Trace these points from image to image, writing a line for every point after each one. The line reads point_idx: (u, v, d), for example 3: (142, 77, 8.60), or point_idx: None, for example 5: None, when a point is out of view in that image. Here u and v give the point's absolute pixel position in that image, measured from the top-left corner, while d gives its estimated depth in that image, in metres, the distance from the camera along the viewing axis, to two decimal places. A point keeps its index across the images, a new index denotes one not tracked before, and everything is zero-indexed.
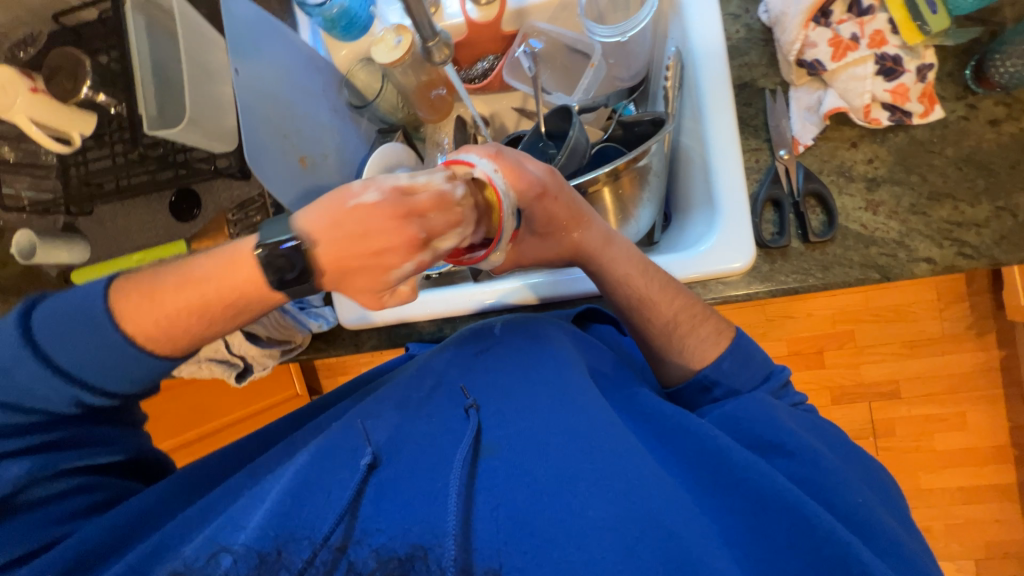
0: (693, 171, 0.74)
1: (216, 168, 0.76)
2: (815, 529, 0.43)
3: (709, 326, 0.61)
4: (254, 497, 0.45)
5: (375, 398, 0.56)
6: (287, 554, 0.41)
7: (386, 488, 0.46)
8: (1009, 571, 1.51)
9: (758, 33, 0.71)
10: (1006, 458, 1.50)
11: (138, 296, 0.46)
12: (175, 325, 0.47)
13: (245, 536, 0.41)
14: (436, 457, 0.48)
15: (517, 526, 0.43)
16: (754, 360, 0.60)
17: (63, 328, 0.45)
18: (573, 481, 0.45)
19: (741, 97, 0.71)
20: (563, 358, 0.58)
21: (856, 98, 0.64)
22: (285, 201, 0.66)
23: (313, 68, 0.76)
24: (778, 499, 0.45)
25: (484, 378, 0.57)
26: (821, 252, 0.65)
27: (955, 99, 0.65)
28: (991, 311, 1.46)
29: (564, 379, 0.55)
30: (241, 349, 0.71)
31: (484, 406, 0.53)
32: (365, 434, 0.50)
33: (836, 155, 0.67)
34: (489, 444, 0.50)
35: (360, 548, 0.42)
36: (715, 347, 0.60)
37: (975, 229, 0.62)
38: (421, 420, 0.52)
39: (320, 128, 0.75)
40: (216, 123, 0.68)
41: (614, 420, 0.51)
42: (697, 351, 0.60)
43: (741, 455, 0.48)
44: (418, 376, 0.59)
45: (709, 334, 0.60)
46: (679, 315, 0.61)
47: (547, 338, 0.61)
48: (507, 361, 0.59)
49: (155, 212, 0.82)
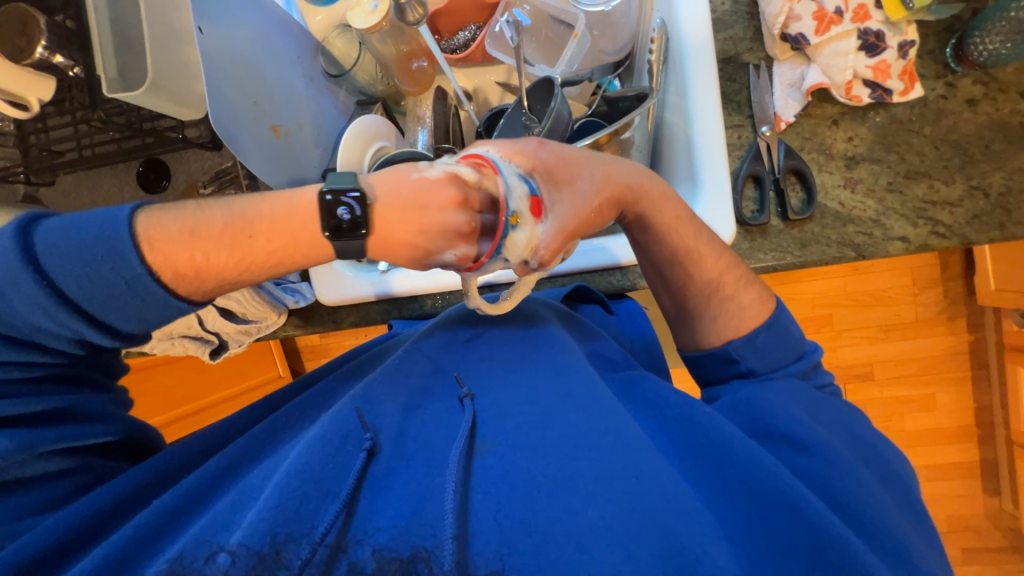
0: (675, 147, 0.73)
1: (184, 137, 0.74)
2: (817, 534, 0.43)
3: (752, 295, 0.61)
4: (244, 496, 0.44)
5: (367, 381, 0.55)
6: (287, 553, 0.39)
7: (383, 482, 0.46)
8: (969, 542, 1.59)
9: (744, 6, 0.70)
10: (970, 438, 1.57)
11: (179, 226, 0.41)
12: (190, 256, 0.41)
13: (241, 536, 0.39)
14: (435, 447, 0.49)
15: (518, 529, 0.42)
16: (786, 332, 0.60)
17: (71, 250, 0.39)
18: (572, 479, 0.46)
19: (724, 71, 0.70)
20: (563, 349, 0.61)
21: (838, 74, 0.63)
22: (256, 170, 0.63)
23: (285, 32, 0.73)
24: (775, 500, 0.46)
25: (480, 368, 0.59)
26: (799, 230, 0.66)
27: (936, 78, 0.65)
28: (963, 296, 1.51)
29: (565, 376, 0.57)
30: (217, 325, 0.68)
31: (478, 396, 0.55)
32: (362, 419, 0.50)
33: (817, 133, 0.67)
34: (481, 435, 0.50)
35: (360, 548, 0.41)
36: (726, 297, 0.61)
37: (948, 208, 0.63)
38: (418, 404, 0.54)
39: (294, 96, 0.73)
40: (183, 88, 0.64)
41: (617, 414, 0.53)
42: (731, 322, 0.61)
43: (746, 448, 0.50)
44: (410, 354, 0.60)
45: (718, 282, 0.60)
46: (724, 275, 0.61)
47: (541, 324, 0.65)
48: (500, 352, 0.61)
49: (122, 183, 0.79)
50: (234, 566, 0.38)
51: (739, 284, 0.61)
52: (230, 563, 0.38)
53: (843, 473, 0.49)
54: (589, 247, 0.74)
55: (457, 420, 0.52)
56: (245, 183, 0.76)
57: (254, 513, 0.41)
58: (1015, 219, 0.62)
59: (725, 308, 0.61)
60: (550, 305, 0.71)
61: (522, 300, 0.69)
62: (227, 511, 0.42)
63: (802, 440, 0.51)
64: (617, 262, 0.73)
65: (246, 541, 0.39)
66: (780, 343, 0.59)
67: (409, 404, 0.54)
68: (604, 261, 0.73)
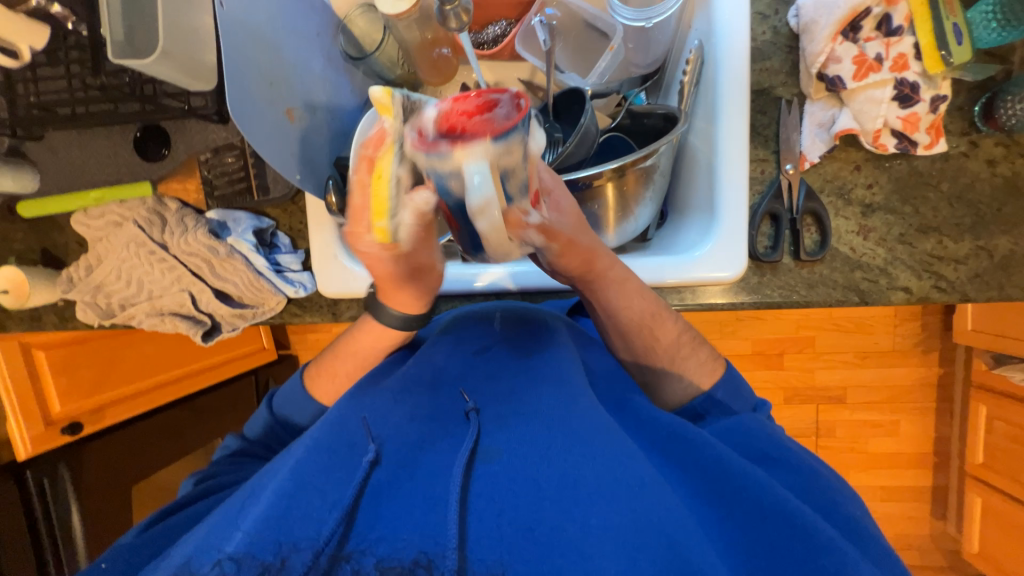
0: (697, 174, 0.72)
1: (188, 108, 0.67)
2: (809, 540, 0.44)
3: (705, 351, 0.63)
4: (249, 500, 0.46)
5: (368, 389, 0.57)
6: (290, 561, 0.40)
7: (386, 491, 0.46)
8: (910, 560, 1.69)
9: (784, 38, 0.68)
10: (925, 464, 1.65)
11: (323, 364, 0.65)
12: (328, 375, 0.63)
13: (243, 541, 0.41)
14: (436, 458, 0.49)
15: (519, 539, 0.42)
16: (740, 388, 0.62)
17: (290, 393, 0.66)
18: (574, 486, 0.46)
19: (756, 103, 0.69)
20: (563, 354, 0.60)
21: (869, 121, 0.63)
22: (265, 152, 0.60)
23: (307, 8, 0.69)
24: (777, 509, 0.46)
25: (483, 385, 0.58)
26: (808, 271, 0.67)
27: (960, 135, 0.65)
28: (939, 331, 1.57)
29: (567, 382, 0.56)
30: (210, 307, 0.74)
31: (484, 410, 0.54)
32: (368, 430, 0.51)
33: (838, 177, 0.67)
34: (487, 445, 0.50)
35: (364, 558, 0.41)
36: (686, 357, 0.62)
37: (954, 264, 0.65)
38: (421, 417, 0.53)
39: (312, 78, 0.69)
40: (193, 59, 0.60)
41: (608, 422, 0.52)
42: (694, 377, 0.62)
43: (738, 462, 0.50)
44: (419, 368, 0.59)
45: (677, 345, 0.62)
46: (682, 337, 0.62)
47: (551, 335, 0.64)
48: (504, 367, 0.60)
49: (116, 146, 0.73)
50: (240, 570, 0.39)
51: (696, 343, 0.63)
52: (234, 569, 0.39)
53: (823, 487, 0.51)
54: None
55: (461, 436, 0.51)
56: (251, 159, 0.73)
57: (253, 519, 0.42)
58: (1012, 281, 0.65)
59: (688, 366, 0.62)
60: (557, 317, 0.69)
61: (529, 312, 0.68)
62: (233, 513, 0.45)
63: (775, 455, 0.53)
64: None
65: (250, 548, 0.40)
66: (739, 398, 0.61)
67: (414, 412, 0.54)
68: None
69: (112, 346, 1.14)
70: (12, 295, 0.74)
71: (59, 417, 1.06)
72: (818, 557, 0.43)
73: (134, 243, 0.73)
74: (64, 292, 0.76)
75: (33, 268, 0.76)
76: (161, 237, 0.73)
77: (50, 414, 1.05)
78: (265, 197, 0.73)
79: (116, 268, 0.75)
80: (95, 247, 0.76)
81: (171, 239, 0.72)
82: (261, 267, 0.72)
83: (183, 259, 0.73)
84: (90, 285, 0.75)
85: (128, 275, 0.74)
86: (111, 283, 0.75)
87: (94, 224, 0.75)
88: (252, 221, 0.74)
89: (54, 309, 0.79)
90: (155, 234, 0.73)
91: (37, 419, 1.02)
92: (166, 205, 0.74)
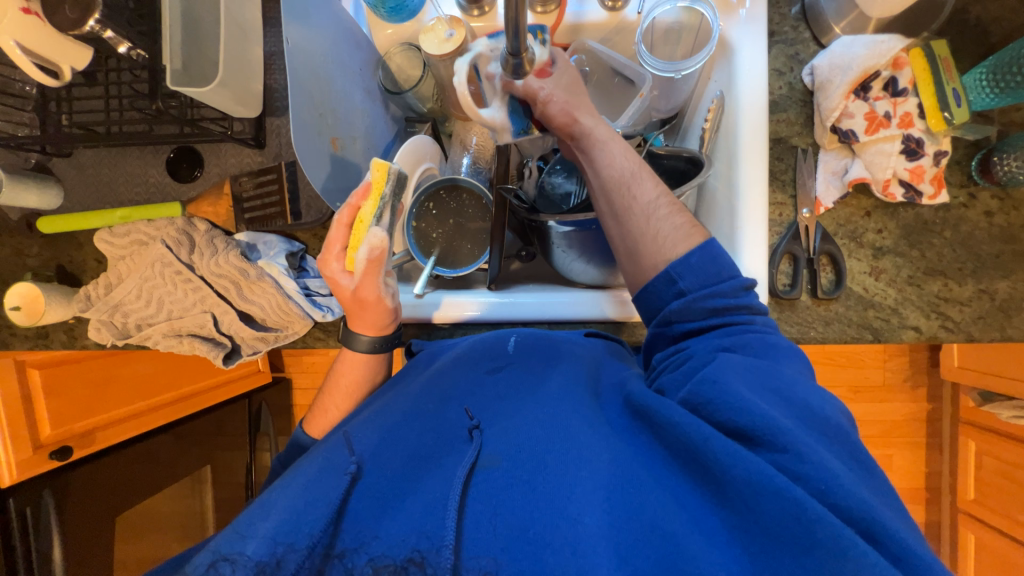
0: (716, 212, 0.76)
1: (228, 132, 0.70)
2: (810, 526, 0.38)
3: (687, 218, 0.55)
4: (256, 506, 0.48)
5: (374, 409, 0.58)
6: (286, 561, 0.42)
7: (374, 499, 0.47)
8: None
9: (799, 93, 0.73)
10: (918, 499, 1.68)
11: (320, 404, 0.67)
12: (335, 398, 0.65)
13: (242, 546, 0.43)
14: (438, 471, 0.48)
15: (510, 536, 0.42)
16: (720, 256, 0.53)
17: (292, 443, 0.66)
18: (572, 489, 0.44)
19: (774, 151, 0.74)
20: (573, 372, 0.58)
21: (879, 171, 0.68)
22: (313, 177, 0.62)
23: (353, 45, 0.72)
24: (769, 491, 0.40)
25: (494, 404, 0.55)
26: (825, 309, 0.70)
27: (959, 187, 0.71)
28: (926, 367, 1.62)
29: (573, 395, 0.54)
30: (232, 329, 0.73)
31: (486, 427, 0.51)
32: (351, 446, 0.51)
33: (851, 222, 0.71)
34: (487, 452, 0.48)
35: (359, 555, 0.43)
36: (660, 217, 0.55)
37: (958, 306, 0.69)
38: (425, 433, 0.52)
39: (353, 110, 0.71)
40: (243, 87, 0.63)
41: (608, 434, 0.50)
42: (674, 242, 0.54)
43: (698, 429, 0.44)
44: (429, 387, 0.58)
45: (655, 204, 0.55)
46: (662, 199, 0.56)
47: (567, 354, 0.63)
48: (517, 387, 0.58)
49: (147, 166, 0.75)
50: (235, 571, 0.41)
51: None
52: (230, 569, 0.41)
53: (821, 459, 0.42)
54: (585, 298, 0.74)
55: (460, 453, 0.49)
56: (287, 181, 0.72)
57: (258, 522, 0.45)
58: (1012, 323, 0.69)
59: (662, 227, 0.55)
60: (577, 342, 0.66)
61: (549, 336, 0.67)
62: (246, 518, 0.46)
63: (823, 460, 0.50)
64: (607, 314, 0.73)
65: (246, 549, 0.42)
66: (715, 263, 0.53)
67: (424, 429, 0.52)
68: (590, 313, 0.73)
69: (106, 365, 1.11)
70: (25, 312, 0.72)
71: (47, 441, 0.99)
72: (810, 531, 0.38)
73: (160, 263, 0.72)
74: (80, 311, 0.74)
75: (48, 284, 0.74)
76: (189, 257, 0.72)
77: (39, 437, 0.98)
78: (298, 223, 0.73)
79: (136, 287, 0.73)
80: (116, 265, 0.74)
81: (200, 260, 0.71)
82: (291, 290, 0.71)
83: (209, 279, 0.72)
84: (108, 304, 0.73)
85: (150, 295, 0.72)
86: (130, 303, 0.73)
87: (119, 241, 0.74)
88: (282, 245, 0.73)
89: (64, 327, 0.77)
90: (182, 254, 0.72)
91: (24, 443, 0.95)
92: (195, 225, 0.74)
